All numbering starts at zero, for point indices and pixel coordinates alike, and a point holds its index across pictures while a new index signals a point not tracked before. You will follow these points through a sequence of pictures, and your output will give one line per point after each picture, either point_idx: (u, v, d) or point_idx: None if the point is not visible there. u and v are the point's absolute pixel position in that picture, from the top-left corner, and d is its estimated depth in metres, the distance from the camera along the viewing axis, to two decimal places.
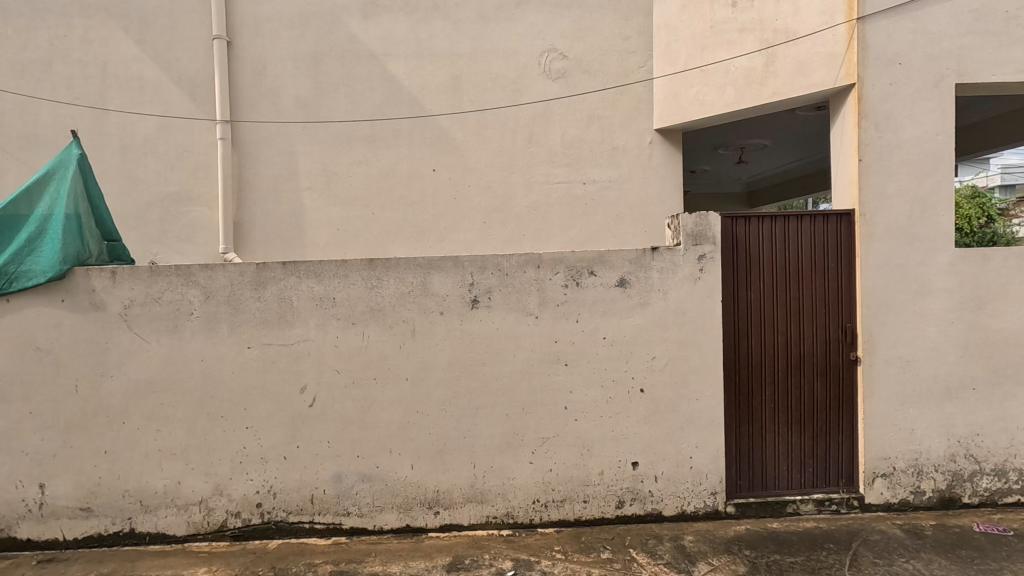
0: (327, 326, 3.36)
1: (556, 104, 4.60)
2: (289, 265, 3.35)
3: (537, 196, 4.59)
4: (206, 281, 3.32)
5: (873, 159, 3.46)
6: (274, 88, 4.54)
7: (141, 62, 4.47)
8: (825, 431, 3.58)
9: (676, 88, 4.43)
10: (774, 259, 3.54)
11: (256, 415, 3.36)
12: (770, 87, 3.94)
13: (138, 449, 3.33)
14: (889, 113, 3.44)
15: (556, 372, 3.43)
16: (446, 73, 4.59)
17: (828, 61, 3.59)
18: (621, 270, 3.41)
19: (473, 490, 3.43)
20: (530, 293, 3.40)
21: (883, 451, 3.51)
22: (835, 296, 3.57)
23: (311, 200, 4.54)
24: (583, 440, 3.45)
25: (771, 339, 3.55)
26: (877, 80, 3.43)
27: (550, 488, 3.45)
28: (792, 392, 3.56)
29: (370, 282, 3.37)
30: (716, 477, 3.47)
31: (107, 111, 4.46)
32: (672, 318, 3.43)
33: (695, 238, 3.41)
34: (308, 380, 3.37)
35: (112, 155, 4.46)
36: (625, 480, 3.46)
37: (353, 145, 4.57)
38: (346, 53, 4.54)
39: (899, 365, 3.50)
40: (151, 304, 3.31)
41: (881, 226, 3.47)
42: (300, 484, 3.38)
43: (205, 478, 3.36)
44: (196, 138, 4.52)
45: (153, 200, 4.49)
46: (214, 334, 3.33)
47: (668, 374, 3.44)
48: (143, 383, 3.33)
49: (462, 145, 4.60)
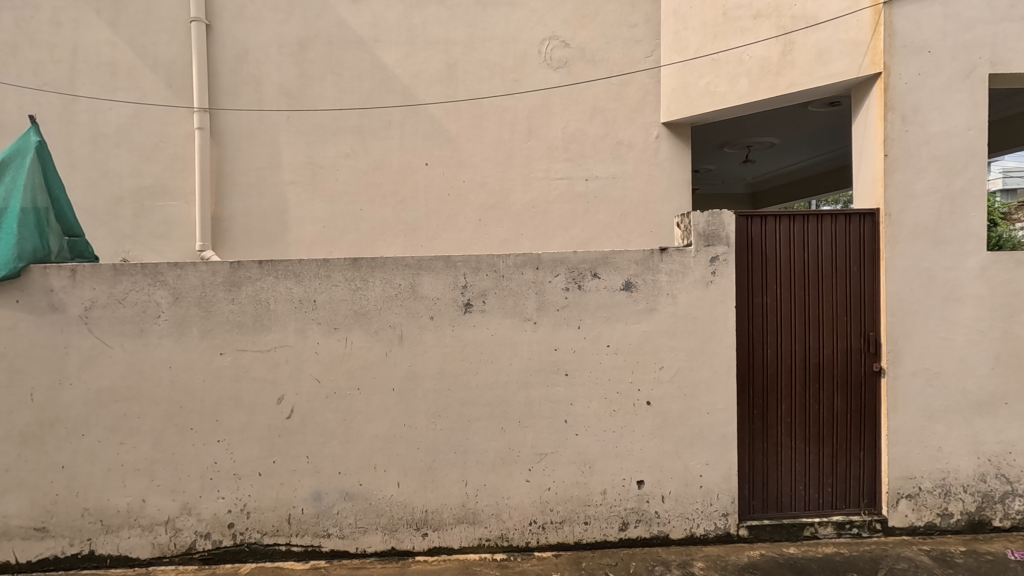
0: (306, 331, 3.10)
1: (557, 94, 4.34)
2: (266, 264, 3.08)
3: (536, 193, 4.32)
4: (175, 281, 3.05)
5: (899, 154, 3.20)
6: (256, 75, 4.27)
7: (114, 47, 4.18)
8: (846, 447, 3.31)
9: (684, 78, 4.17)
10: (791, 261, 3.28)
11: (229, 427, 3.08)
12: (786, 78, 3.70)
13: (99, 464, 3.05)
14: (917, 104, 3.19)
15: (556, 383, 3.16)
16: (440, 61, 4.32)
17: (851, 48, 3.35)
18: (626, 272, 3.16)
19: (464, 509, 3.16)
20: (527, 296, 3.14)
21: (908, 470, 3.25)
22: (857, 301, 3.30)
23: (296, 195, 4.27)
24: (584, 457, 3.18)
25: (788, 347, 3.28)
26: (904, 69, 3.18)
27: (548, 509, 3.18)
28: (810, 405, 3.29)
29: (354, 283, 3.10)
30: (727, 497, 3.21)
31: (77, 97, 4.17)
32: (681, 325, 3.17)
33: (707, 238, 3.16)
34: (285, 389, 3.10)
35: (82, 145, 4.18)
36: (629, 500, 3.19)
37: (340, 137, 4.29)
38: (334, 39, 4.27)
39: (925, 378, 3.24)
40: (115, 306, 3.04)
41: (907, 227, 3.21)
42: (276, 502, 3.11)
43: (172, 496, 3.08)
44: (174, 128, 4.25)
45: (125, 193, 4.20)
46: (184, 339, 3.06)
47: (677, 386, 3.18)
48: (105, 393, 3.05)
49: (456, 137, 4.33)
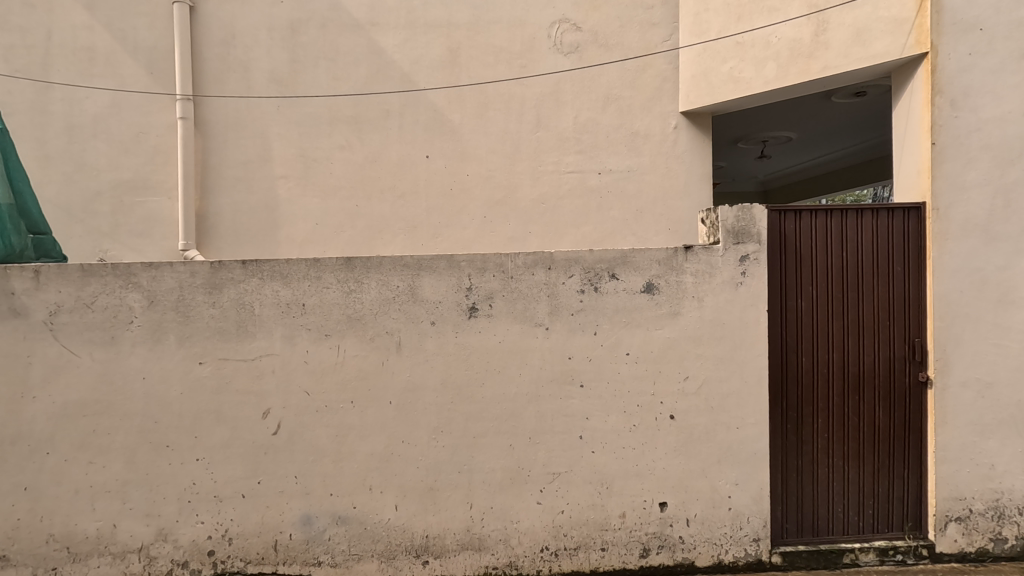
0: (294, 338, 2.80)
1: (567, 81, 4.05)
2: (250, 264, 2.80)
3: (545, 188, 4.03)
4: (150, 284, 2.78)
5: (947, 142, 2.90)
6: (244, 61, 3.98)
7: (91, 30, 3.90)
8: (888, 465, 3.00)
9: (704, 63, 3.88)
10: (828, 261, 2.98)
11: (209, 444, 2.79)
12: (820, 61, 3.44)
13: (66, 485, 2.76)
14: (967, 88, 2.89)
15: (570, 396, 2.86)
16: (442, 46, 4.03)
17: (893, 27, 3.10)
18: (647, 273, 2.87)
19: (469, 535, 2.86)
20: (538, 299, 2.85)
21: (958, 491, 2.94)
22: (901, 305, 3.00)
23: (287, 190, 3.98)
24: (602, 476, 2.88)
25: (825, 355, 2.98)
26: (952, 49, 2.89)
27: (561, 534, 2.88)
28: (849, 419, 2.99)
29: (347, 285, 2.82)
30: (759, 520, 2.91)
31: (51, 85, 3.88)
32: (708, 331, 2.87)
33: (736, 235, 2.86)
34: (271, 403, 2.81)
35: (56, 137, 3.89)
36: (651, 524, 2.89)
37: (334, 128, 4.00)
38: (328, 22, 3.99)
39: (976, 390, 2.94)
40: (83, 310, 2.75)
41: (956, 223, 2.91)
42: (261, 527, 2.81)
43: (146, 521, 2.79)
44: (156, 118, 3.97)
45: (103, 188, 3.91)
46: (160, 346, 2.78)
47: (703, 399, 2.88)
48: (72, 406, 2.75)
49: (459, 128, 4.04)
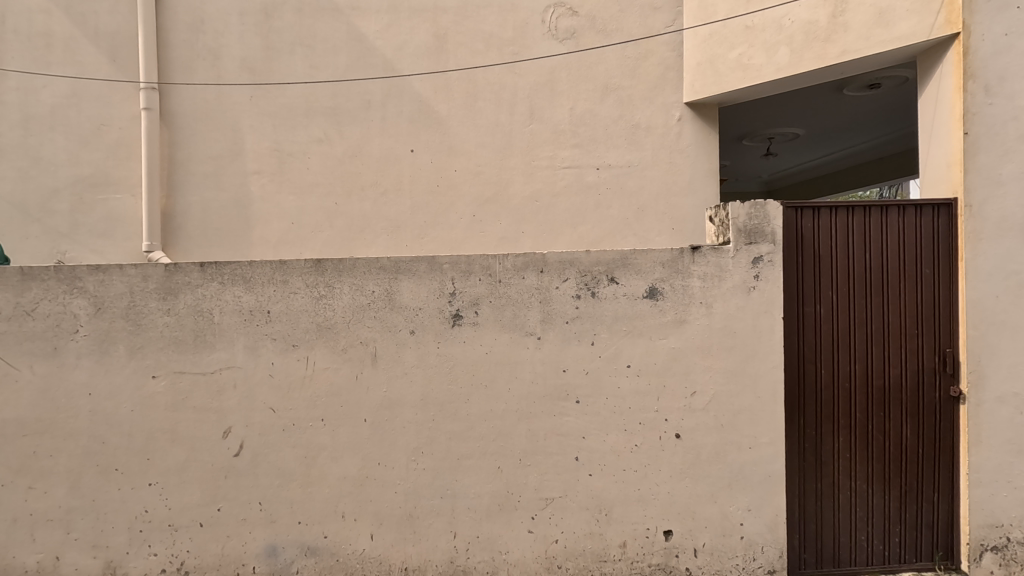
0: (258, 350, 2.53)
1: (561, 70, 3.78)
2: (209, 267, 2.53)
3: (539, 184, 3.75)
4: (96, 289, 2.49)
5: (981, 132, 2.62)
6: (215, 47, 3.71)
7: (48, 14, 3.62)
8: (916, 488, 2.72)
9: (710, 50, 3.61)
10: (850, 264, 2.70)
11: (164, 467, 2.51)
12: (837, 44, 3.18)
13: (3, 513, 2.48)
14: (1004, 71, 2.61)
15: (565, 413, 2.58)
16: (427, 31, 3.76)
17: (920, 6, 2.84)
18: (650, 276, 2.59)
19: (453, 567, 2.57)
20: (530, 306, 2.57)
21: (994, 517, 2.65)
22: (929, 311, 2.72)
23: (261, 186, 3.71)
24: (600, 502, 2.59)
25: (846, 368, 2.70)
26: (986, 29, 2.62)
27: (555, 566, 2.59)
28: (873, 437, 2.70)
29: (318, 290, 2.54)
30: (774, 550, 2.62)
31: (6, 73, 3.62)
32: (718, 341, 2.59)
33: (748, 234, 2.59)
34: (232, 421, 2.52)
35: (11, 129, 3.63)
36: (655, 555, 2.60)
37: (312, 120, 3.73)
38: (305, 6, 3.72)
39: (1015, 406, 2.64)
40: (21, 318, 2.47)
41: (991, 222, 2.63)
42: (221, 559, 2.52)
43: (93, 553, 2.50)
44: (120, 108, 3.70)
45: (61, 185, 3.64)
46: (108, 358, 2.50)
47: (712, 416, 2.60)
48: (9, 426, 2.47)
49: (446, 120, 3.77)
